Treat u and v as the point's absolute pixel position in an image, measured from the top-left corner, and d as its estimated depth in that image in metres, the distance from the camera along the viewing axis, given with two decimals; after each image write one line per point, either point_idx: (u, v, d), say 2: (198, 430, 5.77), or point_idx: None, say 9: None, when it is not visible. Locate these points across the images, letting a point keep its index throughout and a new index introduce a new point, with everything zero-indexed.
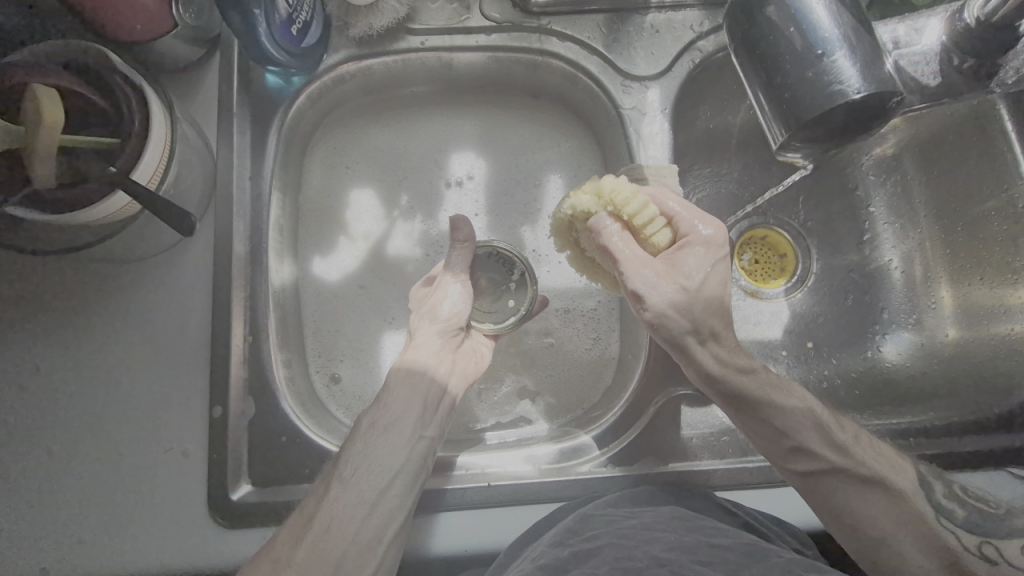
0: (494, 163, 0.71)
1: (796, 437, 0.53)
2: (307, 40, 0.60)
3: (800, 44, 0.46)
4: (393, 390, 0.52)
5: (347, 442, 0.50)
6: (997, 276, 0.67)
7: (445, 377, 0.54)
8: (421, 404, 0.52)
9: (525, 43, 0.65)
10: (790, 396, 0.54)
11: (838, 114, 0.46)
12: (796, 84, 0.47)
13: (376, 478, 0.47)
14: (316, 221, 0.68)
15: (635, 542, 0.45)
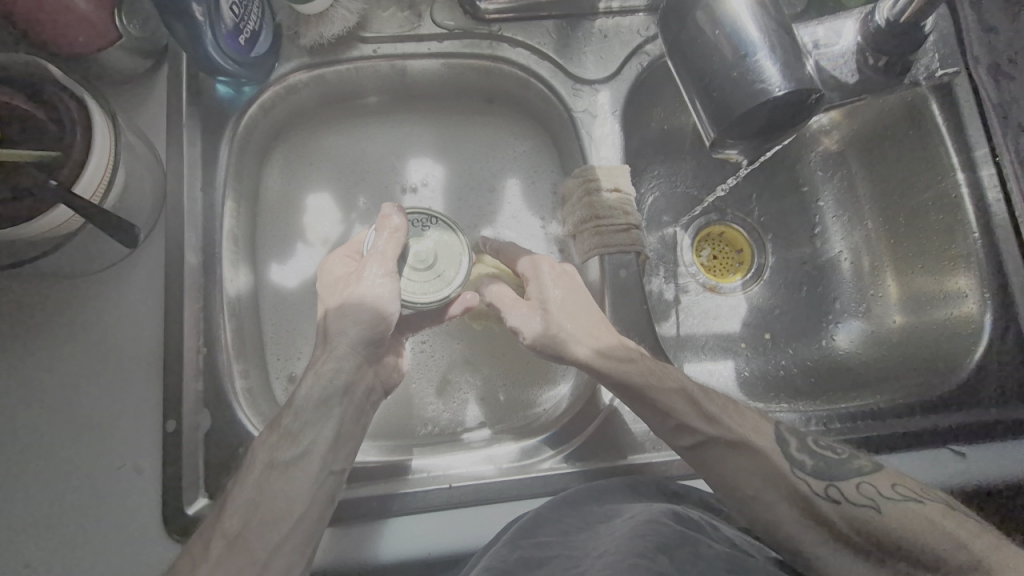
0: (451, 167, 0.72)
1: (688, 427, 0.53)
2: (256, 50, 0.60)
3: (726, 46, 0.48)
4: (299, 416, 0.50)
5: (241, 482, 0.48)
6: (937, 264, 0.69)
7: (360, 403, 0.54)
8: (332, 432, 0.51)
9: (477, 49, 0.66)
10: (666, 377, 0.55)
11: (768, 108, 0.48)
12: (724, 83, 0.49)
13: (286, 502, 0.47)
14: (274, 228, 0.69)
15: (581, 557, 0.47)
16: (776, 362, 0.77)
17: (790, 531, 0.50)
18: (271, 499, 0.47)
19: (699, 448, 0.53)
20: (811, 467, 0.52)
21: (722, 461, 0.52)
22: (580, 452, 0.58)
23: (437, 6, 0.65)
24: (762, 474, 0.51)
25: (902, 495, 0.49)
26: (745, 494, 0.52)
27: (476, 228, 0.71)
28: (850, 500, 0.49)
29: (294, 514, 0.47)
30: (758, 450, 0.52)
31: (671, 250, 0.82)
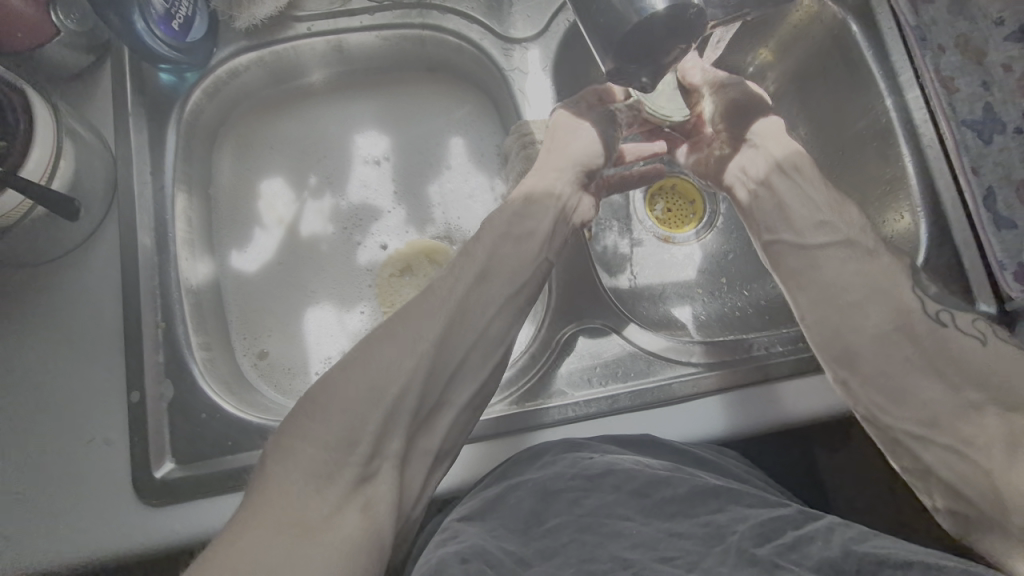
0: (397, 139, 0.74)
1: (830, 223, 0.62)
2: (191, 35, 0.62)
3: None
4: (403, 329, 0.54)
5: (343, 372, 0.51)
6: (875, 191, 0.71)
7: (490, 297, 0.58)
8: (485, 259, 0.60)
9: (407, 19, 0.68)
10: (844, 209, 0.63)
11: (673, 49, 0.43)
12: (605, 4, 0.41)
13: (439, 334, 0.54)
14: (230, 210, 0.71)
15: (597, 539, 0.46)
16: (731, 302, 0.81)
17: (861, 345, 0.57)
18: (430, 331, 0.54)
19: (823, 247, 0.61)
20: (932, 291, 0.58)
21: (839, 264, 0.60)
22: (529, 395, 0.62)
23: None
24: (876, 289, 0.58)
25: (1015, 348, 0.55)
26: (847, 301, 0.58)
27: (427, 194, 0.73)
28: (959, 324, 0.56)
29: (437, 357, 0.53)
30: (901, 277, 0.59)
31: (624, 206, 0.85)
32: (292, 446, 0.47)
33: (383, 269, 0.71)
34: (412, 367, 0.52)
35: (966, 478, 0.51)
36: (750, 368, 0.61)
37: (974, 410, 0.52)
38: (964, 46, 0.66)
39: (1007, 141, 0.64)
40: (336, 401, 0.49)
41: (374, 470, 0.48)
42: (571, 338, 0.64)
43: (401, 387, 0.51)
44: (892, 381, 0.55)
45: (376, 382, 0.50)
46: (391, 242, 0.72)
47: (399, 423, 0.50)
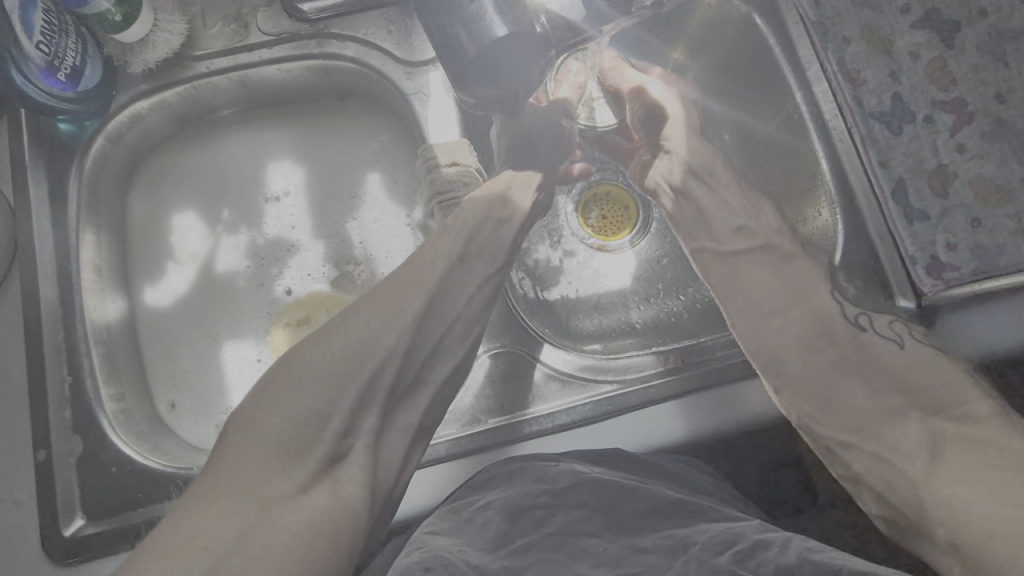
0: (311, 169, 0.74)
1: (744, 231, 0.61)
2: (83, 84, 0.62)
3: None
4: (365, 318, 0.50)
5: (310, 355, 0.48)
6: (797, 188, 0.70)
7: (464, 287, 0.55)
8: (462, 244, 0.56)
9: (307, 50, 0.67)
10: (752, 211, 0.62)
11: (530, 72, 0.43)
12: (450, 36, 0.41)
13: (423, 307, 0.51)
14: (143, 250, 0.70)
15: (564, 557, 0.44)
16: (668, 306, 0.80)
17: (779, 351, 0.57)
18: (412, 303, 0.51)
19: (741, 255, 0.61)
20: (848, 293, 0.58)
21: (756, 270, 0.60)
22: (443, 424, 0.61)
23: (262, 14, 0.67)
24: (798, 290, 0.58)
25: (930, 346, 0.54)
26: (767, 308, 0.58)
27: (343, 224, 0.72)
28: (876, 329, 0.55)
29: (417, 335, 0.51)
30: (818, 274, 0.59)
31: (555, 218, 0.84)
32: (250, 427, 0.44)
33: (279, 316, 0.69)
34: (394, 341, 0.49)
35: (885, 480, 0.50)
36: (661, 383, 0.60)
37: (898, 415, 0.52)
38: (870, 36, 0.65)
39: (917, 130, 0.63)
40: (310, 370, 0.46)
41: (345, 449, 0.45)
42: (486, 364, 0.63)
43: (384, 356, 0.48)
44: (812, 389, 0.55)
45: (355, 353, 0.48)
46: (307, 274, 0.71)
47: (375, 401, 0.48)
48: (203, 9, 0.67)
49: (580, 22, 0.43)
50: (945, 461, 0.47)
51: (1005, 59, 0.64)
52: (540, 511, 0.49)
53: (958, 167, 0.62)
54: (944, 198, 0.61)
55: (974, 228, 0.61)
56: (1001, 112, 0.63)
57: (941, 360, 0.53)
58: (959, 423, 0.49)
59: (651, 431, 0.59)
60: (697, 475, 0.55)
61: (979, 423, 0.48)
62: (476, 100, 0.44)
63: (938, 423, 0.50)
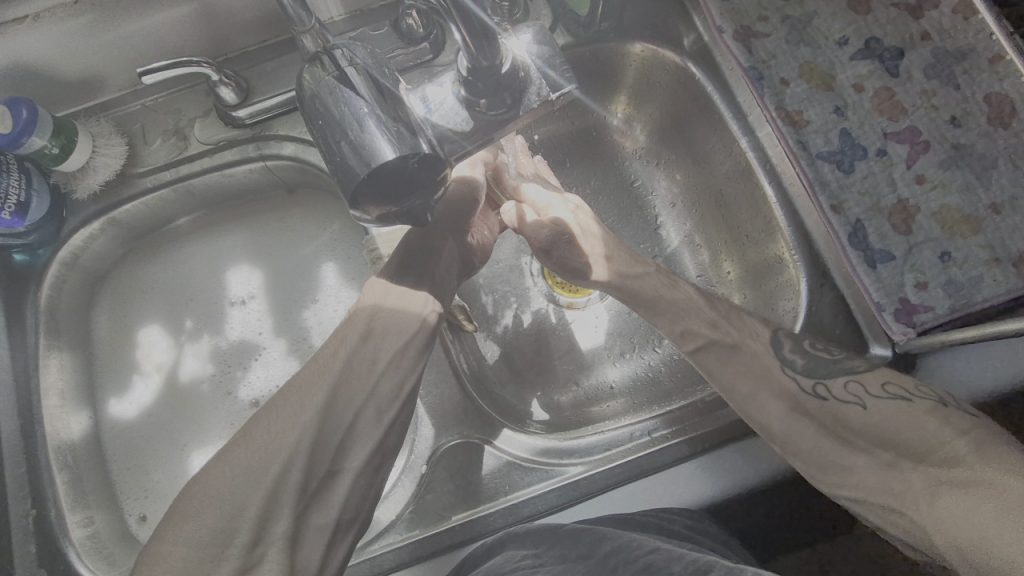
0: (266, 266, 0.74)
1: (693, 332, 0.59)
2: (31, 216, 0.63)
3: (334, 112, 0.40)
4: (263, 425, 0.48)
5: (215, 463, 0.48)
6: (760, 234, 0.67)
7: (371, 371, 0.52)
8: (360, 334, 0.53)
9: (246, 154, 0.68)
10: (687, 305, 0.61)
11: (427, 185, 0.41)
12: (339, 155, 0.40)
13: (323, 401, 0.49)
14: (108, 364, 0.70)
15: None
16: (648, 360, 0.75)
17: (772, 426, 0.53)
18: (313, 396, 0.50)
19: (696, 355, 0.59)
20: (802, 366, 0.56)
21: (716, 367, 0.58)
22: (406, 525, 0.57)
23: (199, 125, 0.68)
24: (757, 374, 0.56)
25: (892, 397, 0.52)
26: (742, 393, 0.55)
27: (303, 318, 0.72)
28: (837, 397, 0.54)
29: (322, 429, 0.49)
30: (765, 357, 0.57)
31: (520, 278, 0.80)
32: (157, 559, 0.45)
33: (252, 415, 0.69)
34: (294, 441, 0.48)
35: (911, 535, 0.47)
36: (629, 460, 0.57)
37: (893, 469, 0.49)
38: (809, 74, 0.63)
39: (870, 166, 0.61)
40: (211, 493, 0.46)
41: (255, 560, 0.45)
42: (444, 455, 0.59)
43: (284, 462, 0.47)
44: (821, 461, 0.52)
45: (256, 463, 0.47)
46: (270, 373, 0.71)
47: (283, 507, 0.46)
48: (144, 127, 0.68)
49: (465, 126, 0.42)
50: (943, 501, 0.45)
51: (955, 80, 0.60)
52: (524, 569, 0.46)
53: (919, 200, 0.59)
54: (908, 235, 0.58)
55: (943, 263, 0.57)
56: (958, 137, 0.59)
57: (909, 408, 0.51)
58: (948, 468, 0.47)
59: (632, 505, 0.56)
60: (673, 519, 0.52)
61: (966, 462, 0.46)
62: (380, 218, 0.42)
63: (930, 469, 0.48)
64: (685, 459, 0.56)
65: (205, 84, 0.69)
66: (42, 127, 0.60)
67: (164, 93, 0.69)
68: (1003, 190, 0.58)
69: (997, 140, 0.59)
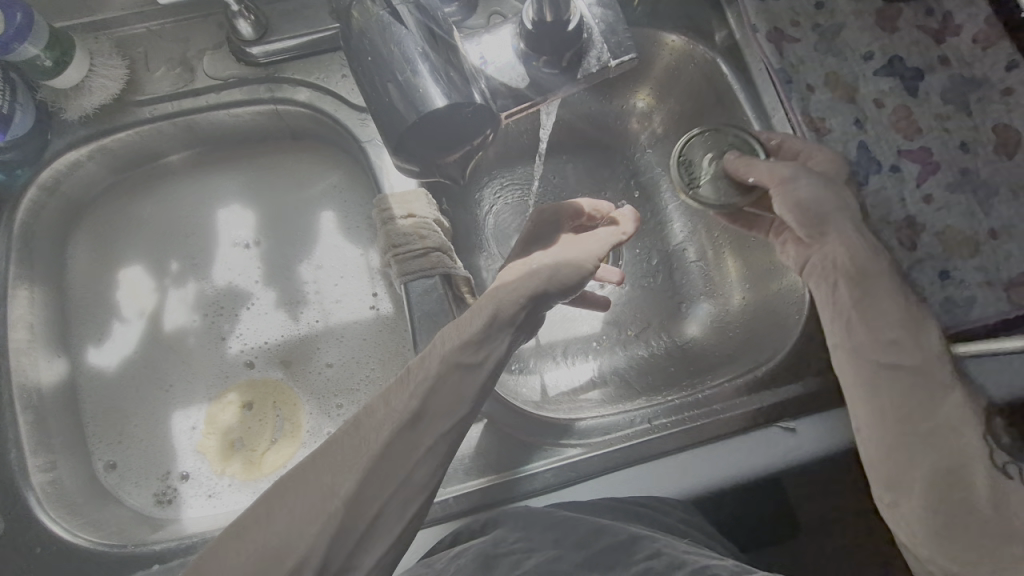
0: (263, 215, 0.70)
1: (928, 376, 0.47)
2: (11, 131, 0.58)
3: (385, 49, 0.38)
4: (285, 507, 0.38)
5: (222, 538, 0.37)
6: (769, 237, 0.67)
7: (410, 445, 0.41)
8: (439, 368, 0.44)
9: (256, 94, 0.64)
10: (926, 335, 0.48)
11: (474, 139, 0.39)
12: (385, 97, 0.38)
13: (357, 484, 0.38)
14: (83, 299, 0.66)
15: None
16: (649, 347, 0.74)
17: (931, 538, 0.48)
18: (345, 483, 0.38)
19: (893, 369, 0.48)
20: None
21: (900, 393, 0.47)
22: None
23: (209, 58, 0.64)
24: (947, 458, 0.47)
25: None
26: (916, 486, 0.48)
27: (300, 272, 0.69)
28: None
29: (347, 522, 0.38)
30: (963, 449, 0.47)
31: None
32: None
33: (239, 368, 0.66)
34: (316, 533, 0.37)
35: None
36: (629, 445, 0.57)
37: None
38: (835, 83, 0.64)
39: (883, 181, 0.62)
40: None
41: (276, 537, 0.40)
42: None
43: (301, 558, 0.36)
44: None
45: (269, 555, 0.36)
46: (258, 330, 0.67)
47: None
48: (147, 54, 0.64)
49: (517, 85, 0.42)
50: None
51: (968, 107, 0.63)
52: (531, 551, 0.45)
53: (926, 219, 0.61)
54: (913, 250, 0.60)
55: (943, 281, 0.59)
56: (966, 162, 0.62)
57: None
58: None
59: (630, 491, 0.55)
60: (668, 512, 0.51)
61: None
62: (421, 169, 0.41)
63: None
64: (683, 449, 0.57)
65: (220, 15, 0.65)
66: (37, 35, 0.55)
67: (172, 19, 0.65)
68: (1003, 217, 0.60)
69: (1002, 169, 0.61)
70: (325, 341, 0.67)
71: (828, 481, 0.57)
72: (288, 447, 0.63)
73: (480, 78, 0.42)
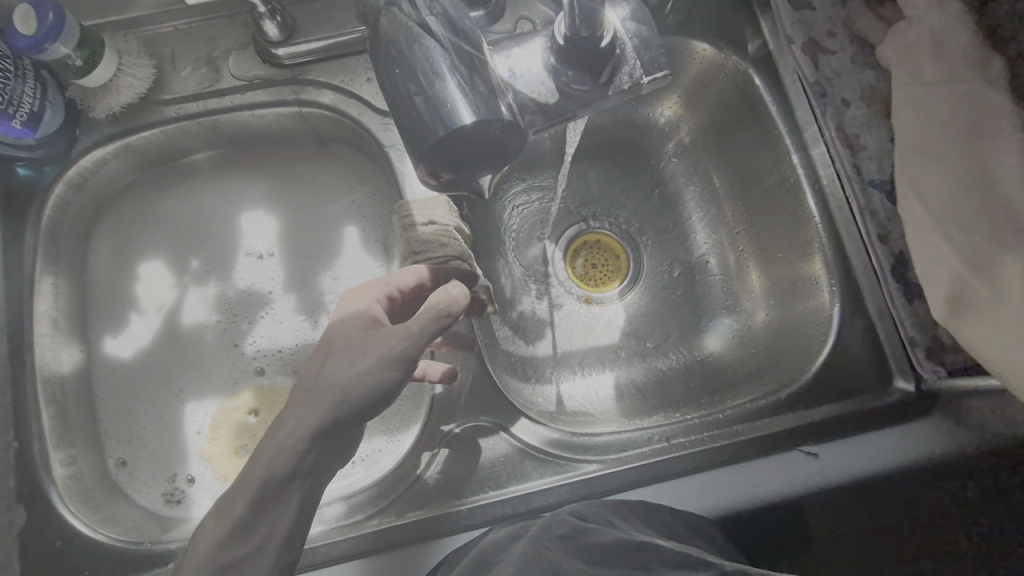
0: (284, 216, 0.70)
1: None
2: (41, 129, 0.58)
3: (412, 62, 0.38)
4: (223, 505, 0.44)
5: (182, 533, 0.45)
6: (794, 254, 0.66)
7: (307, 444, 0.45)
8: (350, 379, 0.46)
9: (280, 96, 0.64)
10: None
11: (499, 155, 0.39)
12: (411, 110, 0.38)
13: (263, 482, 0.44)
14: (105, 295, 0.66)
15: None
16: (668, 360, 0.73)
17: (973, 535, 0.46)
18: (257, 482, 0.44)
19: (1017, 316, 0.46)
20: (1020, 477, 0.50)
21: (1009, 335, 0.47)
22: (409, 503, 0.55)
23: (234, 58, 0.64)
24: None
25: None
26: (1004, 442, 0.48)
27: (318, 274, 0.69)
28: None
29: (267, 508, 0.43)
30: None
31: (541, 264, 0.78)
32: None
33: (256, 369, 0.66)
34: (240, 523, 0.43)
35: None
36: (645, 464, 0.56)
37: None
38: (873, 97, 0.61)
39: None
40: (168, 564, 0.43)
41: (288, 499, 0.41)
42: (457, 438, 0.57)
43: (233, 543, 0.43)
44: None
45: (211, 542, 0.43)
46: (275, 331, 0.67)
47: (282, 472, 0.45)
48: (174, 52, 0.64)
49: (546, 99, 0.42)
50: None
51: None
52: None
53: None
54: None
55: None
56: None
57: None
58: None
59: None
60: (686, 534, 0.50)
61: None
62: (444, 181, 0.40)
63: None
64: (700, 469, 0.55)
65: (246, 14, 0.65)
66: (68, 35, 0.55)
67: (199, 18, 0.64)
68: None
69: None
70: None
71: (853, 512, 0.54)
72: None
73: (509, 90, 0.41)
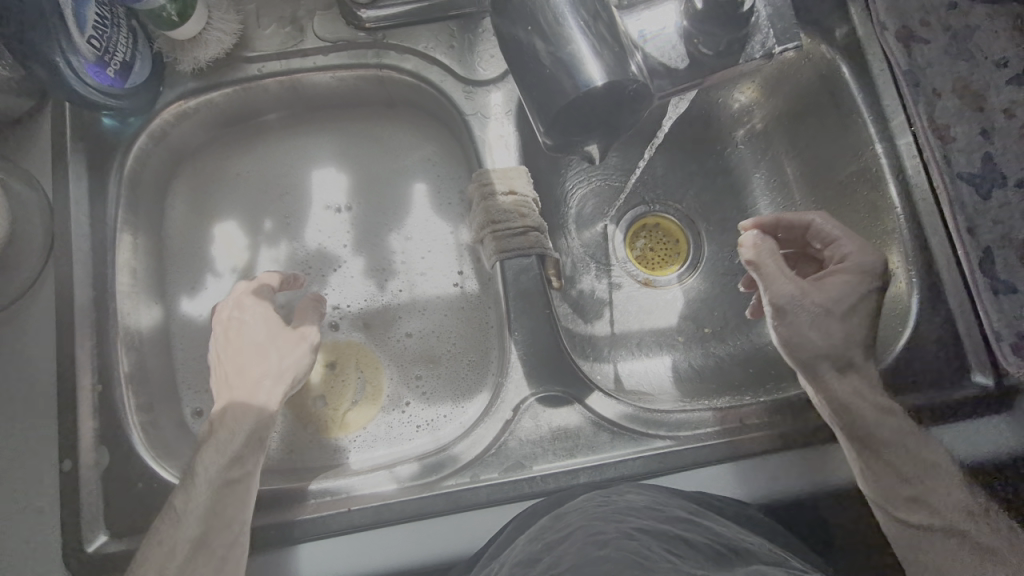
0: (354, 180, 0.70)
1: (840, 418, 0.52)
2: (130, 81, 0.59)
3: (548, 31, 0.43)
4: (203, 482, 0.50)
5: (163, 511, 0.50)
6: (869, 246, 0.65)
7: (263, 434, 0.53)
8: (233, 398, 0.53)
9: (362, 59, 0.64)
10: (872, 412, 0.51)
11: (615, 119, 0.44)
12: (544, 74, 0.43)
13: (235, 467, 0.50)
14: (179, 249, 0.67)
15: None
16: (728, 346, 0.72)
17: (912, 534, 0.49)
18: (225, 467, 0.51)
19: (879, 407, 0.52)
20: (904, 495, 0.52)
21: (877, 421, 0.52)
22: (483, 467, 0.55)
23: (318, 19, 0.64)
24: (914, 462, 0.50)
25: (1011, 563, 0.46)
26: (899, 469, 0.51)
27: (388, 239, 0.69)
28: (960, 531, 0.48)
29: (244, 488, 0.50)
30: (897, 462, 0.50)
31: (602, 244, 0.77)
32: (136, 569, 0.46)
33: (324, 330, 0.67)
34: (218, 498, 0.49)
35: None
36: (718, 443, 0.56)
37: None
38: (964, 90, 0.60)
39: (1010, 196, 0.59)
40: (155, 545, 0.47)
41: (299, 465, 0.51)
42: (531, 408, 0.57)
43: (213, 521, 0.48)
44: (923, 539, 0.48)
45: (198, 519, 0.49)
46: (345, 292, 0.68)
47: None
48: (258, 10, 0.64)
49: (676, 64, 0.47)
50: None
51: None
52: None
53: None
54: None
55: None
56: None
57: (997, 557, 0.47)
58: None
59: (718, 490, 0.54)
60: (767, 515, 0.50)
61: None
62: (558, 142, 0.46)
63: None
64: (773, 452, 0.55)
65: None
66: None
67: None
68: None
69: None
70: (409, 312, 0.68)
71: None
72: (367, 410, 0.65)
73: (634, 55, 0.46)
